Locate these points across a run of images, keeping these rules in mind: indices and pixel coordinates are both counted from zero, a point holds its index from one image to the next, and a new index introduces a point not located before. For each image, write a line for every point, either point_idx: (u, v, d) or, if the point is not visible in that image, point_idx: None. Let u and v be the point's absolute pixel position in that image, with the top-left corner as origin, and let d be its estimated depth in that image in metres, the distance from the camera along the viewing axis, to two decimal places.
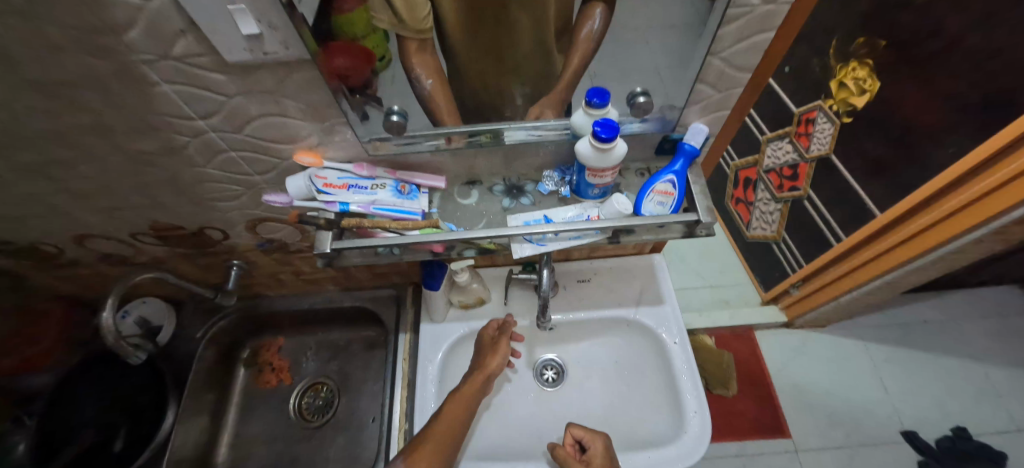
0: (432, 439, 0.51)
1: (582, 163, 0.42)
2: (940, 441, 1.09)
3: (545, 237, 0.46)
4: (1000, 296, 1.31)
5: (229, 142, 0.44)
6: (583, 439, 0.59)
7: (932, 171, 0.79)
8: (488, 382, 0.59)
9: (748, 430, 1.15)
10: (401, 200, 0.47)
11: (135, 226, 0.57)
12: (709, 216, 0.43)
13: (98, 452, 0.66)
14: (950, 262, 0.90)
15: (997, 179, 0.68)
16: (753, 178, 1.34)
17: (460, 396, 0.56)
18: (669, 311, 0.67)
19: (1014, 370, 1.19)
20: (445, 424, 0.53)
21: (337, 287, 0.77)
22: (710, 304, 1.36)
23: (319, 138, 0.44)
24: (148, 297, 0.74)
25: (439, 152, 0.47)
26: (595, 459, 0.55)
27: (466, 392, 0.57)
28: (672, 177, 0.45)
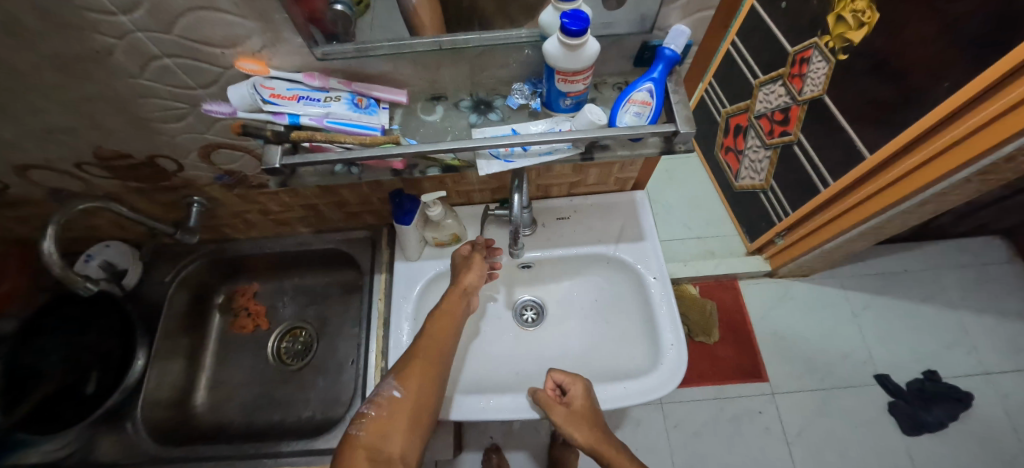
0: (416, 362, 0.50)
1: (550, 67, 0.39)
2: (911, 383, 1.13)
3: (512, 153, 0.44)
4: (982, 246, 1.32)
5: (158, 44, 0.38)
6: (563, 382, 0.56)
7: (927, 107, 0.76)
8: (465, 297, 0.59)
9: (727, 375, 1.18)
10: (357, 115, 0.43)
11: (78, 154, 0.53)
12: (687, 126, 0.40)
13: (68, 393, 0.64)
14: (934, 204, 0.89)
15: (998, 107, 0.65)
16: (744, 125, 1.31)
17: (435, 324, 0.54)
18: (649, 247, 0.66)
19: (987, 317, 1.22)
20: (431, 349, 0.52)
21: (310, 229, 0.75)
22: (696, 255, 1.37)
23: (263, 43, 0.38)
24: (111, 242, 0.72)
25: (397, 61, 0.42)
26: (576, 401, 0.54)
27: (444, 314, 0.56)
28: (651, 85, 0.41)
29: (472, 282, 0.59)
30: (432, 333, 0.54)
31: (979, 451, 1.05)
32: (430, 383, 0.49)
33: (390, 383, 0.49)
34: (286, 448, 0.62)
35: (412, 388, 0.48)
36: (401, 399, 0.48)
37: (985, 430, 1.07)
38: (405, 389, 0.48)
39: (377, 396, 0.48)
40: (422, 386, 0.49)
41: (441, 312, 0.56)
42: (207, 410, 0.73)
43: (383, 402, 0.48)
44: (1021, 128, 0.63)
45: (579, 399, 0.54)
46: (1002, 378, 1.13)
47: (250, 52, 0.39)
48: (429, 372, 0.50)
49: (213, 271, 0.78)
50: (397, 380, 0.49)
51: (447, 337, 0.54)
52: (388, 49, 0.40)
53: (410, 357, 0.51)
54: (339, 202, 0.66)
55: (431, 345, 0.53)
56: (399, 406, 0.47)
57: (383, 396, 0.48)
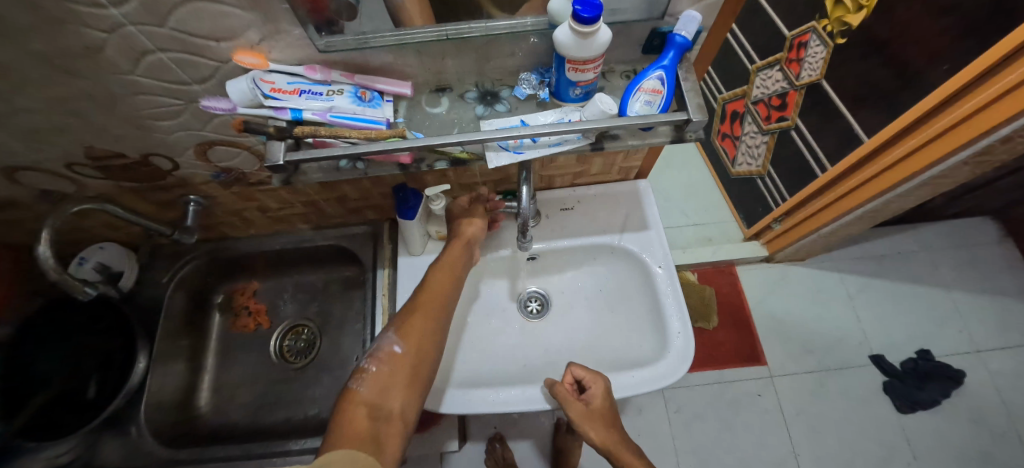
0: (420, 314, 0.51)
1: (561, 55, 0.38)
2: (905, 363, 1.17)
3: (522, 144, 0.43)
4: (972, 228, 1.34)
5: (152, 38, 0.36)
6: (583, 378, 0.57)
7: (924, 91, 0.76)
8: (467, 249, 0.59)
9: (726, 359, 1.20)
10: (362, 108, 0.42)
11: (69, 155, 0.51)
12: (699, 115, 0.39)
13: (70, 399, 0.63)
14: (930, 188, 0.90)
15: (990, 95, 0.65)
16: (741, 111, 1.30)
17: (436, 275, 0.55)
18: (653, 236, 0.66)
19: (977, 296, 1.25)
20: (432, 298, 0.53)
21: (310, 225, 0.74)
22: (694, 242, 1.38)
23: (262, 35, 0.37)
24: (106, 243, 0.70)
25: (401, 52, 0.41)
26: (595, 400, 0.56)
27: (446, 265, 0.56)
28: (661, 73, 0.40)
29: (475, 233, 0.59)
30: (433, 285, 0.55)
31: (969, 426, 1.09)
32: (430, 338, 0.50)
33: (391, 339, 0.49)
34: (294, 446, 0.62)
35: (412, 339, 0.49)
36: (401, 354, 0.48)
37: (974, 406, 1.11)
38: (404, 346, 0.48)
39: (378, 351, 0.48)
40: (421, 343, 0.49)
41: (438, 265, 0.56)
42: (211, 411, 0.72)
43: (382, 357, 0.48)
44: (1011, 114, 0.63)
45: (597, 400, 0.55)
46: (992, 355, 1.17)
47: (248, 44, 0.38)
48: (428, 332, 0.50)
49: (211, 270, 0.76)
50: (397, 336, 0.49)
51: (446, 291, 0.54)
52: (391, 37, 0.38)
53: (414, 306, 0.52)
54: (340, 198, 0.65)
55: (431, 296, 0.54)
56: (398, 362, 0.47)
57: (383, 351, 0.48)
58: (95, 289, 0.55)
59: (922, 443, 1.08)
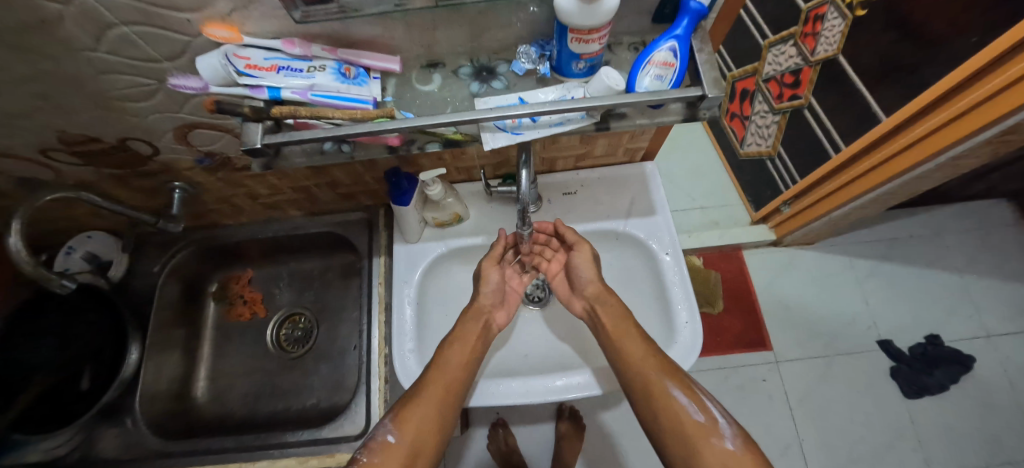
0: (431, 391, 0.52)
1: (562, 24, 0.34)
2: (914, 348, 1.15)
3: (521, 124, 0.40)
4: (988, 210, 1.30)
5: (112, 9, 0.33)
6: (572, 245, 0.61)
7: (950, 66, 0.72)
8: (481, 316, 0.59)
9: (731, 345, 1.18)
10: (346, 86, 0.38)
11: (42, 140, 0.48)
12: (715, 90, 0.36)
13: (64, 389, 0.62)
14: (950, 168, 0.86)
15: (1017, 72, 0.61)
16: (751, 89, 1.24)
17: (455, 347, 0.55)
18: (660, 221, 0.63)
19: (989, 280, 1.22)
20: (449, 376, 0.53)
21: (302, 212, 0.72)
22: (699, 226, 1.34)
23: (232, 5, 0.33)
24: (92, 232, 0.68)
25: (388, 23, 0.37)
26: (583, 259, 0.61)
27: (461, 340, 0.55)
28: (674, 43, 0.36)
29: (494, 316, 0.60)
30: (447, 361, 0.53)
31: (976, 411, 1.08)
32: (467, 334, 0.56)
33: (386, 427, 0.51)
34: (292, 438, 0.61)
35: (410, 427, 0.51)
36: (396, 444, 0.50)
37: (982, 391, 1.10)
38: (398, 434, 0.50)
39: (372, 440, 0.51)
40: (416, 424, 0.51)
41: (458, 336, 0.56)
42: (209, 400, 0.72)
43: (376, 447, 0.50)
44: None
45: (587, 280, 0.60)
46: (1003, 340, 1.15)
47: (218, 15, 0.34)
48: (433, 404, 0.52)
49: (204, 259, 0.74)
50: (392, 425, 0.51)
51: (466, 360, 0.54)
52: (378, 8, 0.35)
53: (422, 384, 0.52)
54: (331, 183, 0.62)
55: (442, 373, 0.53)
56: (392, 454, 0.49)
57: (378, 440, 0.50)
58: (74, 281, 0.53)
59: (928, 427, 1.07)
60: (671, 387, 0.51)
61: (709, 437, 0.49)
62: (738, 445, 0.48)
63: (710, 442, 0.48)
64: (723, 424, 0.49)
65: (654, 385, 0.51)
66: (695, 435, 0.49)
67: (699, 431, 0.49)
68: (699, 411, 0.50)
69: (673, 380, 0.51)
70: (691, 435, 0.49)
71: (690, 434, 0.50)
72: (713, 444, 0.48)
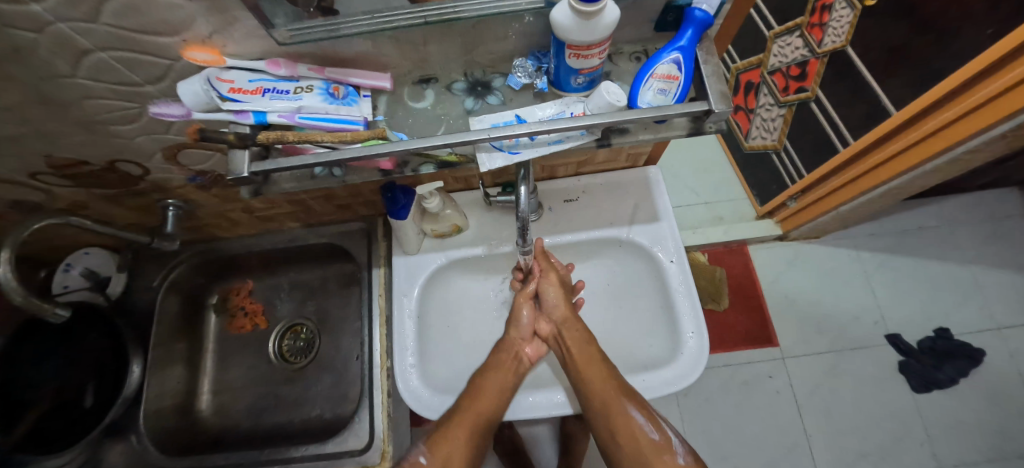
0: (461, 424, 0.56)
1: (559, 39, 0.32)
2: (922, 342, 1.13)
3: (518, 142, 0.38)
4: (999, 200, 1.26)
5: (89, 36, 0.31)
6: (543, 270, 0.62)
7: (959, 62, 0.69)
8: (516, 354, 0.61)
9: (737, 342, 1.17)
10: (335, 107, 0.37)
11: (29, 164, 0.47)
12: (721, 104, 0.34)
13: (67, 409, 0.62)
14: (963, 162, 0.84)
15: None
16: (756, 81, 1.20)
17: (494, 375, 0.57)
18: (665, 228, 0.61)
19: (1000, 271, 1.19)
20: (481, 407, 0.56)
21: (300, 224, 0.70)
22: (704, 221, 1.32)
23: (212, 28, 0.32)
24: (89, 248, 0.67)
25: (377, 39, 0.35)
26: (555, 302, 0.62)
27: (494, 367, 0.58)
28: (678, 55, 0.34)
29: (525, 348, 0.62)
30: (481, 391, 0.56)
31: (985, 405, 1.07)
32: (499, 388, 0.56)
33: (419, 450, 0.57)
34: (297, 453, 0.61)
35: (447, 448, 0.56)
36: (426, 463, 0.57)
37: (992, 385, 1.09)
38: (430, 457, 0.56)
39: (408, 460, 0.57)
40: (449, 455, 0.57)
41: (494, 363, 0.58)
42: (213, 414, 0.72)
43: (411, 463, 0.57)
44: None
45: (554, 307, 0.61)
46: (1014, 333, 1.13)
47: (198, 38, 0.33)
48: (462, 440, 0.56)
49: (203, 271, 0.74)
50: (425, 449, 0.57)
51: (500, 389, 0.57)
52: (367, 25, 0.33)
53: (455, 413, 0.55)
54: (328, 196, 0.61)
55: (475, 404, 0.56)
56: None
57: (412, 460, 0.57)
58: (66, 309, 0.57)
59: (936, 421, 1.06)
60: (633, 411, 0.56)
61: (663, 453, 0.57)
62: (687, 460, 0.56)
63: (664, 459, 0.56)
64: (675, 443, 0.57)
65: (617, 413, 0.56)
66: (651, 452, 0.57)
67: (654, 449, 0.57)
68: (655, 431, 0.57)
69: (636, 406, 0.56)
70: (647, 450, 0.57)
71: (647, 449, 0.57)
72: (667, 460, 0.56)
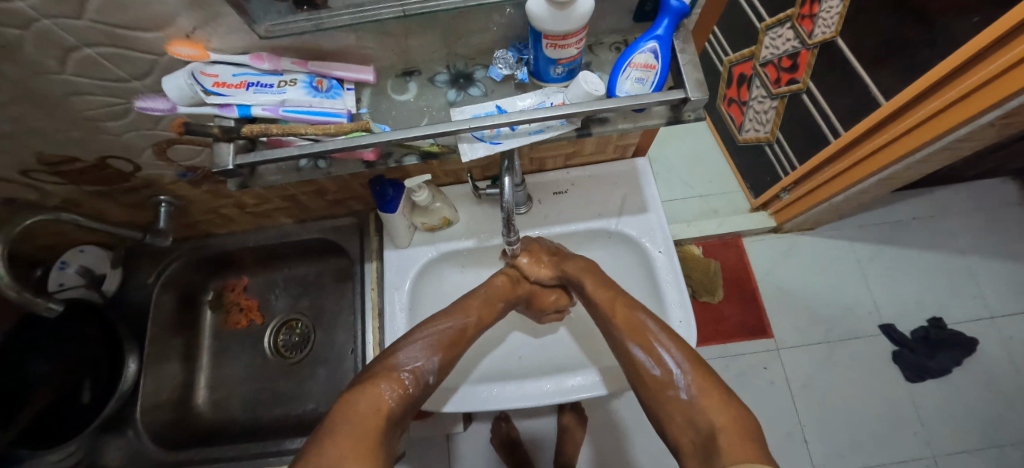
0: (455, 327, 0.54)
1: (536, 30, 0.33)
2: (916, 332, 1.14)
3: (499, 133, 0.39)
4: (992, 191, 1.27)
5: (73, 32, 0.32)
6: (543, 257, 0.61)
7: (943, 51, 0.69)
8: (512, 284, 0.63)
9: (732, 333, 1.18)
10: (319, 100, 0.37)
11: (20, 161, 0.48)
12: (698, 93, 0.35)
13: (63, 407, 0.63)
14: (953, 150, 0.84)
15: (1015, 56, 0.59)
16: (748, 73, 1.20)
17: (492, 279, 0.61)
18: (653, 219, 0.62)
19: (993, 261, 1.20)
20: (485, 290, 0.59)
21: (293, 219, 0.71)
22: (698, 214, 1.33)
23: (195, 24, 0.32)
24: (84, 246, 0.68)
25: (359, 33, 0.36)
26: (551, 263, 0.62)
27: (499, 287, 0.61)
28: (655, 44, 0.35)
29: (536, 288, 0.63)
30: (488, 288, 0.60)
31: (978, 393, 1.08)
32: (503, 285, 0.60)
33: (430, 368, 0.51)
34: (291, 445, 0.62)
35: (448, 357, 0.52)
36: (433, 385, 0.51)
37: (984, 373, 1.10)
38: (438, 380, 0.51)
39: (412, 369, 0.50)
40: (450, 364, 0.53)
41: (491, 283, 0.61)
42: (210, 409, 0.73)
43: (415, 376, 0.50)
44: None
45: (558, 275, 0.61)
46: (1006, 322, 1.13)
47: (182, 34, 0.33)
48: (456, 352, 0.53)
49: (198, 268, 0.75)
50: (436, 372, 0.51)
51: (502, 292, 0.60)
52: (349, 18, 0.33)
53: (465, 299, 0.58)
54: (319, 191, 0.61)
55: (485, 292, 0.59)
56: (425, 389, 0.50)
57: (421, 375, 0.50)
58: (60, 303, 0.58)
59: (930, 409, 1.07)
60: (631, 344, 0.51)
61: (667, 390, 0.50)
62: (692, 395, 0.49)
63: (666, 394, 0.50)
64: (677, 376, 0.50)
65: (616, 337, 0.53)
66: (653, 387, 0.50)
67: (658, 386, 0.50)
68: (656, 366, 0.50)
69: (634, 339, 0.51)
70: (648, 384, 0.51)
71: (648, 383, 0.51)
72: (671, 396, 0.50)
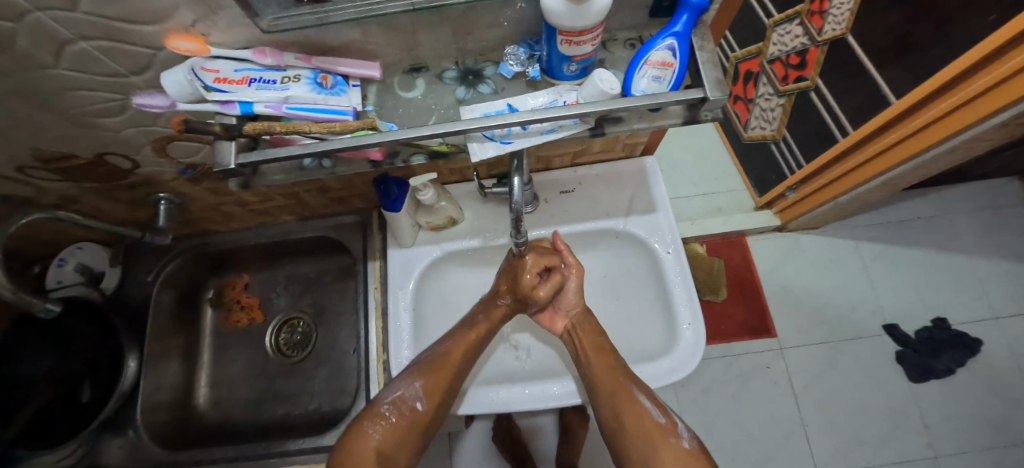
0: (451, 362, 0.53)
1: (551, 25, 0.31)
2: (920, 332, 1.14)
3: (510, 132, 0.37)
4: (998, 190, 1.26)
5: (68, 25, 0.31)
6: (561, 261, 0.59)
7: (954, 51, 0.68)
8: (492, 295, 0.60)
9: (735, 333, 1.18)
10: (323, 97, 0.36)
11: (15, 157, 0.46)
12: (717, 92, 0.33)
13: (64, 404, 0.62)
14: (963, 150, 0.83)
15: None
16: (755, 70, 1.18)
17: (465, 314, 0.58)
18: (662, 219, 0.61)
19: (998, 261, 1.19)
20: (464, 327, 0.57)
21: (294, 217, 0.70)
22: (703, 212, 1.32)
23: (195, 16, 0.31)
24: (83, 243, 0.67)
25: (365, 27, 0.34)
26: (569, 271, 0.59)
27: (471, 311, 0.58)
28: (673, 41, 0.34)
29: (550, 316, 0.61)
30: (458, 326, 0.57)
31: (981, 393, 1.08)
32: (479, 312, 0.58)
33: (414, 393, 0.52)
34: (294, 446, 0.62)
35: (435, 394, 0.52)
36: (422, 409, 0.52)
37: (988, 374, 1.09)
38: (425, 404, 0.52)
39: (399, 402, 0.52)
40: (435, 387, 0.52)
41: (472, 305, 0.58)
42: (211, 407, 0.72)
43: (401, 405, 0.52)
44: None
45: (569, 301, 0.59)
46: (1010, 323, 1.13)
47: (182, 27, 0.32)
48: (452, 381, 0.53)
49: (198, 266, 0.74)
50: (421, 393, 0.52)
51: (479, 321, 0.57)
52: (354, 11, 0.32)
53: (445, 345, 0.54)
54: (321, 189, 0.60)
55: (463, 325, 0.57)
56: (413, 417, 0.52)
57: (406, 404, 0.52)
58: (57, 303, 0.57)
59: (932, 410, 1.07)
60: (639, 392, 0.53)
61: (669, 437, 0.52)
62: (693, 445, 0.51)
63: (669, 443, 0.52)
64: (680, 426, 0.53)
65: (622, 387, 0.53)
66: (656, 435, 0.52)
67: (660, 432, 0.52)
68: (661, 414, 0.53)
69: (640, 388, 0.53)
70: (651, 433, 0.52)
71: (651, 431, 0.53)
72: (673, 443, 0.52)
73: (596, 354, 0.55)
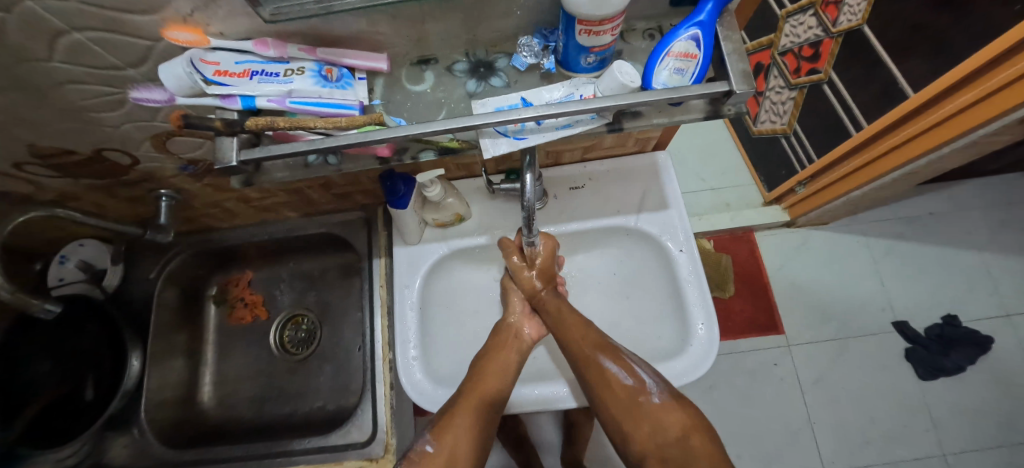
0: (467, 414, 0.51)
1: (569, 14, 0.30)
2: (930, 330, 1.12)
3: (523, 127, 0.36)
4: (1013, 185, 1.23)
5: (60, 15, 0.29)
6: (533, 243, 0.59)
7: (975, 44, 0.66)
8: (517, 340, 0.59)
9: (742, 330, 1.16)
10: (329, 90, 0.34)
11: (11, 154, 0.45)
12: (744, 86, 0.32)
13: (67, 403, 0.61)
14: (981, 145, 0.81)
15: None
16: (766, 62, 1.15)
17: (493, 356, 0.55)
18: (674, 216, 0.59)
19: (1012, 257, 1.17)
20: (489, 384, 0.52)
21: (297, 213, 0.69)
22: (710, 208, 1.30)
23: (194, 6, 0.29)
24: (85, 239, 0.66)
25: (372, 16, 0.32)
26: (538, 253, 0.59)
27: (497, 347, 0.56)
28: (697, 31, 0.32)
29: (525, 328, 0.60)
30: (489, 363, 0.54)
31: (991, 392, 1.07)
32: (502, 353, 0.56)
33: (424, 437, 0.50)
34: (298, 446, 0.61)
35: (448, 439, 0.50)
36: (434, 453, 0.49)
37: (998, 372, 1.08)
38: (436, 445, 0.49)
39: (412, 450, 0.50)
40: (456, 440, 0.50)
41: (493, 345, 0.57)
42: (215, 405, 0.72)
43: (415, 456, 0.49)
44: None
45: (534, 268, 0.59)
46: (1022, 320, 1.11)
47: (179, 17, 0.30)
48: (468, 429, 0.50)
49: (200, 263, 0.73)
50: (430, 435, 0.50)
51: (505, 367, 0.55)
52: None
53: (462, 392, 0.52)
54: (325, 185, 0.59)
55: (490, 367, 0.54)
56: (428, 462, 0.48)
57: (416, 450, 0.50)
58: (54, 305, 0.58)
59: (941, 408, 1.06)
60: (601, 358, 0.52)
61: (638, 396, 0.52)
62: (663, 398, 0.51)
63: (640, 403, 0.51)
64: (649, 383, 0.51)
65: (585, 355, 0.53)
66: (625, 397, 0.52)
67: (631, 394, 0.52)
68: (629, 376, 0.52)
69: (604, 353, 0.53)
70: (622, 396, 0.52)
71: (621, 395, 0.52)
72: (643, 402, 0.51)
73: (576, 323, 0.57)
